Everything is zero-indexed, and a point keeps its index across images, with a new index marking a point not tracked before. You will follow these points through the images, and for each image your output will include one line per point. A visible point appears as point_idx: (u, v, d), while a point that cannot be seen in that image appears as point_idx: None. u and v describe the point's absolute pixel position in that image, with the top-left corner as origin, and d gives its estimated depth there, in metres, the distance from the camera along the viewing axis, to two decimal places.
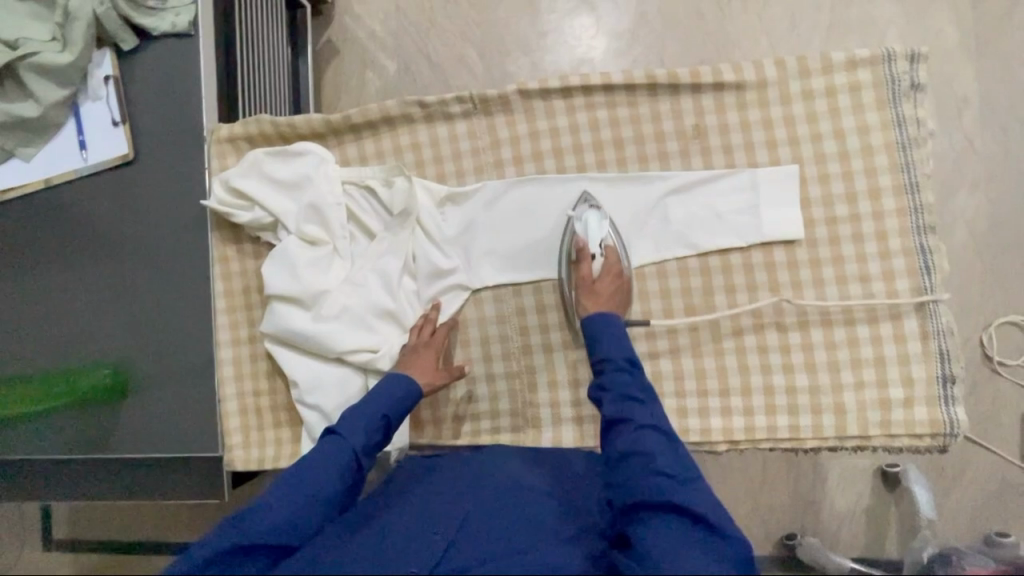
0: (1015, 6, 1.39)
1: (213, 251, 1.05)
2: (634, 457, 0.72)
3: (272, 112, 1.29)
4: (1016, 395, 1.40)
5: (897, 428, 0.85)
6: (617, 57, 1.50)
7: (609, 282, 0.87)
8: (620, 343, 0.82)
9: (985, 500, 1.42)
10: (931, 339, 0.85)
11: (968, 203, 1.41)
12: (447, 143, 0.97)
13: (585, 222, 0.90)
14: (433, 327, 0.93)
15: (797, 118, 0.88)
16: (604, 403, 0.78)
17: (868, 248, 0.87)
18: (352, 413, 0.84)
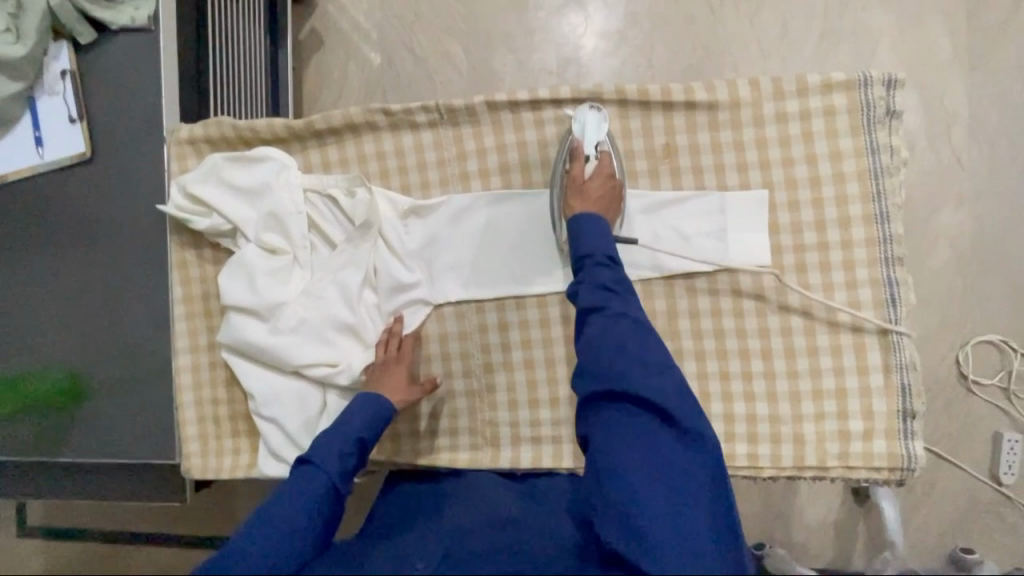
0: (1009, 22, 1.36)
1: (172, 256, 1.01)
2: (605, 340, 0.77)
3: (251, 115, 1.25)
4: (988, 414, 1.40)
5: (855, 460, 0.84)
6: (605, 58, 1.45)
7: (599, 184, 0.86)
8: (603, 237, 0.82)
9: (953, 516, 1.42)
10: (894, 372, 0.84)
11: (952, 221, 1.39)
12: (412, 153, 0.95)
13: (583, 123, 0.88)
14: (399, 340, 0.92)
15: (770, 141, 0.86)
16: (581, 293, 0.80)
17: (835, 277, 0.85)
18: (324, 439, 0.84)
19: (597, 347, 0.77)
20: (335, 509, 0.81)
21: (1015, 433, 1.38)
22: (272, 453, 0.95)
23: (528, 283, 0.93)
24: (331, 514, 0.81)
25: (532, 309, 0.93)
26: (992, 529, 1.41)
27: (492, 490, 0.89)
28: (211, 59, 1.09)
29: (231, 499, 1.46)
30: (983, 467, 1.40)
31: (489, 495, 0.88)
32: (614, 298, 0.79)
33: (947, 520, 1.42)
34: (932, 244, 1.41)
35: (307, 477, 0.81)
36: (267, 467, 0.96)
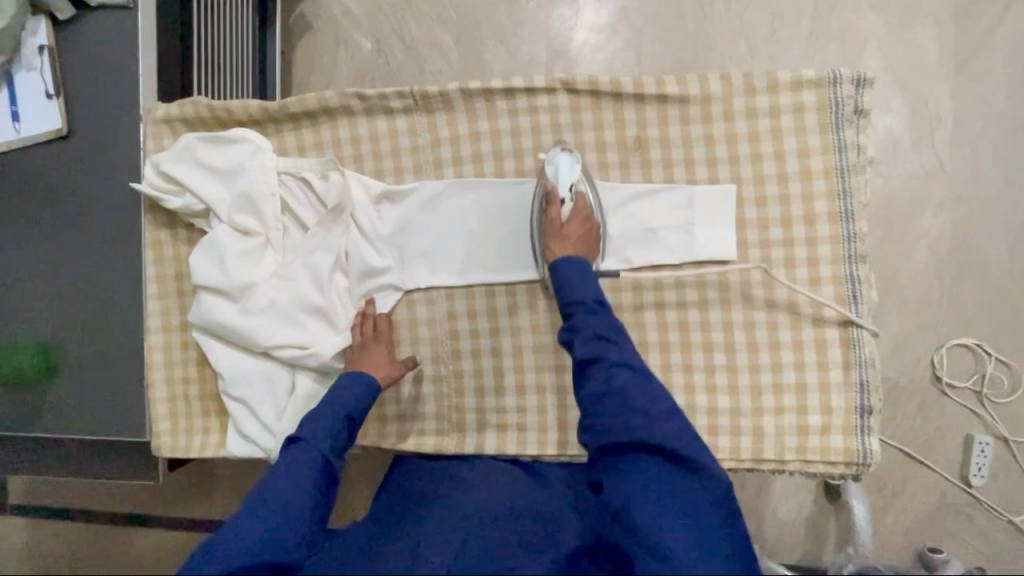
0: (995, 31, 1.36)
1: (146, 236, 1.02)
2: (608, 394, 0.73)
3: (237, 96, 1.23)
4: (959, 418, 1.40)
5: (812, 454, 0.85)
6: (595, 52, 1.43)
7: (577, 226, 0.86)
8: (588, 282, 0.81)
9: (924, 517, 1.42)
10: (853, 368, 0.85)
11: (932, 224, 1.37)
12: (386, 139, 0.95)
13: (556, 165, 0.87)
14: (374, 323, 0.93)
15: (739, 137, 0.87)
16: (575, 344, 0.77)
17: (799, 273, 0.86)
18: (313, 416, 0.83)
19: (599, 401, 0.74)
20: (329, 488, 0.80)
21: (988, 435, 1.38)
22: (240, 432, 0.96)
23: (498, 270, 0.93)
24: (327, 491, 0.79)
25: (501, 297, 0.94)
26: (961, 529, 1.41)
27: (489, 476, 0.88)
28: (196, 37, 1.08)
29: (206, 481, 1.43)
30: (954, 469, 1.41)
31: (487, 481, 0.86)
32: (610, 347, 0.76)
33: (918, 519, 1.42)
34: (912, 246, 1.39)
35: (298, 456, 0.79)
36: (234, 446, 0.97)
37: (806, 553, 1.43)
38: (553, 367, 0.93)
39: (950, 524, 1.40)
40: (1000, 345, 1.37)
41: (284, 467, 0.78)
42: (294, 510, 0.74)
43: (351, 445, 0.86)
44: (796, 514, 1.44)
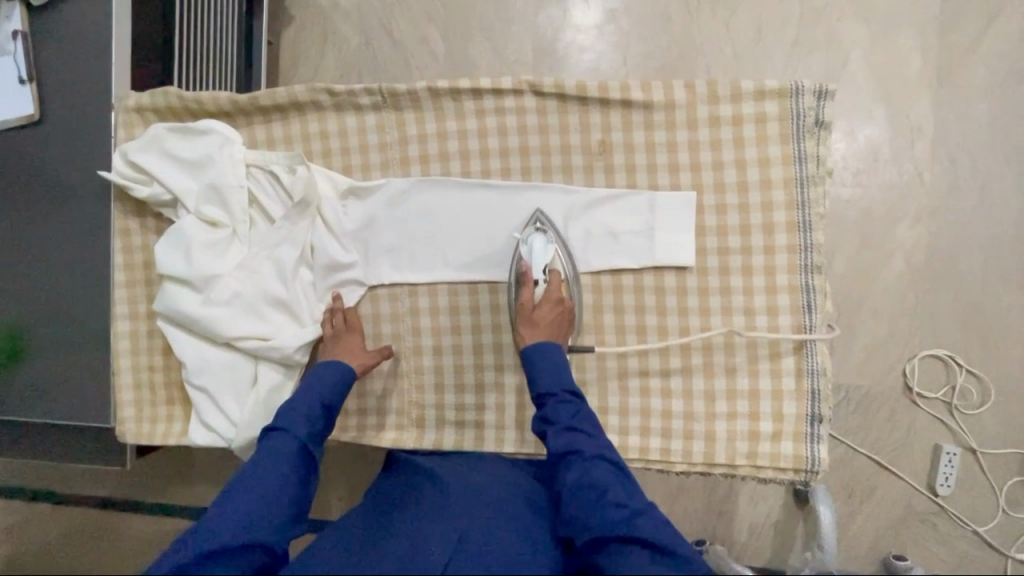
0: (981, 39, 1.31)
1: (114, 223, 1.02)
2: (584, 489, 0.70)
3: (220, 88, 1.22)
4: (930, 429, 1.35)
5: (762, 460, 0.87)
6: (582, 55, 1.39)
7: (549, 309, 0.86)
8: (559, 372, 0.82)
9: (888, 524, 1.38)
10: (805, 377, 0.87)
11: (907, 237, 1.33)
12: (354, 135, 0.96)
13: (530, 246, 0.88)
14: (343, 315, 0.94)
15: (701, 145, 0.88)
16: (549, 435, 0.77)
17: (756, 281, 0.87)
18: (289, 406, 0.84)
19: (578, 494, 0.71)
20: (308, 475, 0.81)
21: (955, 446, 1.33)
22: (202, 421, 0.97)
23: (461, 269, 0.94)
24: (304, 479, 0.80)
25: (463, 295, 0.95)
26: (926, 539, 1.36)
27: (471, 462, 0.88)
28: (178, 24, 1.05)
29: (185, 481, 1.44)
30: (921, 478, 1.36)
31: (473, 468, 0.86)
32: (583, 438, 0.76)
33: (883, 529, 1.38)
34: (888, 256, 1.34)
35: (274, 446, 0.79)
36: (196, 435, 0.98)
37: (772, 558, 1.40)
38: (513, 366, 0.94)
39: (915, 533, 1.37)
40: (972, 358, 1.33)
41: (261, 457, 0.79)
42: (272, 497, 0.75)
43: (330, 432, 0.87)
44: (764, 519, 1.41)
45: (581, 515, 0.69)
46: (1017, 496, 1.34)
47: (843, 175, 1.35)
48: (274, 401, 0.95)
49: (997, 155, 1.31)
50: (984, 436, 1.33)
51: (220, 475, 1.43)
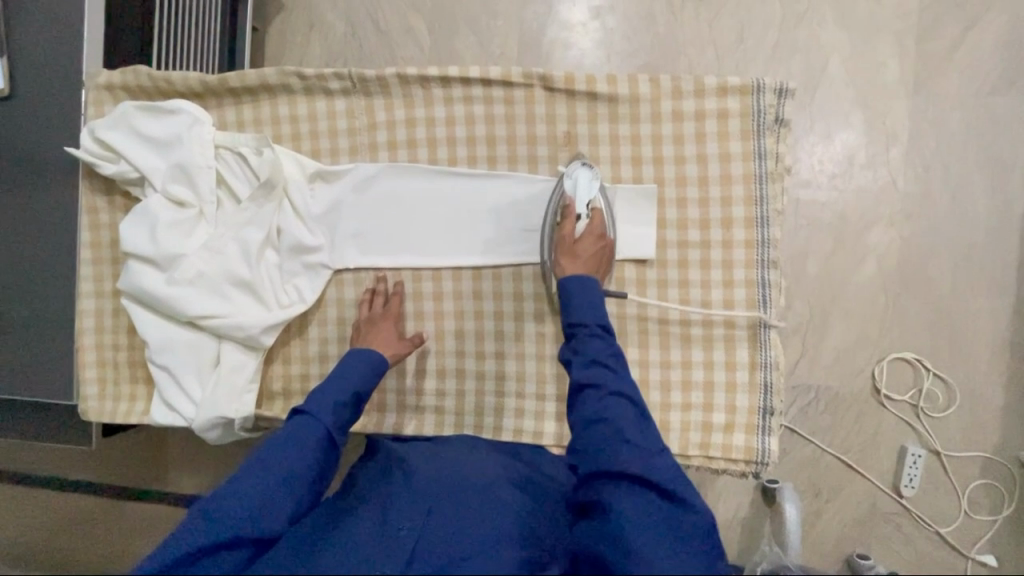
0: (958, 46, 1.32)
1: (81, 201, 1.02)
2: (600, 423, 0.69)
3: (199, 68, 1.17)
4: (898, 431, 1.36)
5: (714, 451, 0.89)
6: (567, 49, 1.38)
7: (590, 245, 0.85)
8: (595, 306, 0.78)
9: (854, 523, 1.37)
10: (758, 369, 0.89)
11: (880, 239, 1.34)
12: (324, 119, 0.97)
13: (575, 179, 0.87)
14: (386, 299, 0.94)
15: (664, 139, 0.89)
16: (574, 366, 0.74)
17: (713, 275, 0.89)
18: (319, 390, 0.81)
19: (591, 428, 0.69)
20: (330, 461, 0.78)
21: (920, 447, 1.34)
22: (164, 400, 0.98)
23: (426, 255, 0.95)
24: (325, 465, 0.77)
25: (426, 282, 0.96)
26: (889, 540, 1.36)
27: (467, 443, 0.88)
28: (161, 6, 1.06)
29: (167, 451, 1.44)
30: (886, 479, 1.36)
31: (474, 449, 0.86)
32: (609, 373, 0.73)
33: (849, 530, 1.38)
34: (861, 259, 1.35)
35: (301, 428, 0.77)
36: (156, 414, 0.98)
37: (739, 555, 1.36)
38: (474, 354, 0.95)
39: (881, 534, 1.36)
40: (939, 362, 1.34)
41: (284, 437, 0.76)
42: (292, 480, 0.73)
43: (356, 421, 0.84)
44: (731, 515, 1.38)
45: (588, 448, 0.68)
46: (978, 499, 1.33)
47: (818, 178, 1.36)
48: (237, 380, 0.95)
49: (969, 163, 1.32)
50: (948, 440, 1.34)
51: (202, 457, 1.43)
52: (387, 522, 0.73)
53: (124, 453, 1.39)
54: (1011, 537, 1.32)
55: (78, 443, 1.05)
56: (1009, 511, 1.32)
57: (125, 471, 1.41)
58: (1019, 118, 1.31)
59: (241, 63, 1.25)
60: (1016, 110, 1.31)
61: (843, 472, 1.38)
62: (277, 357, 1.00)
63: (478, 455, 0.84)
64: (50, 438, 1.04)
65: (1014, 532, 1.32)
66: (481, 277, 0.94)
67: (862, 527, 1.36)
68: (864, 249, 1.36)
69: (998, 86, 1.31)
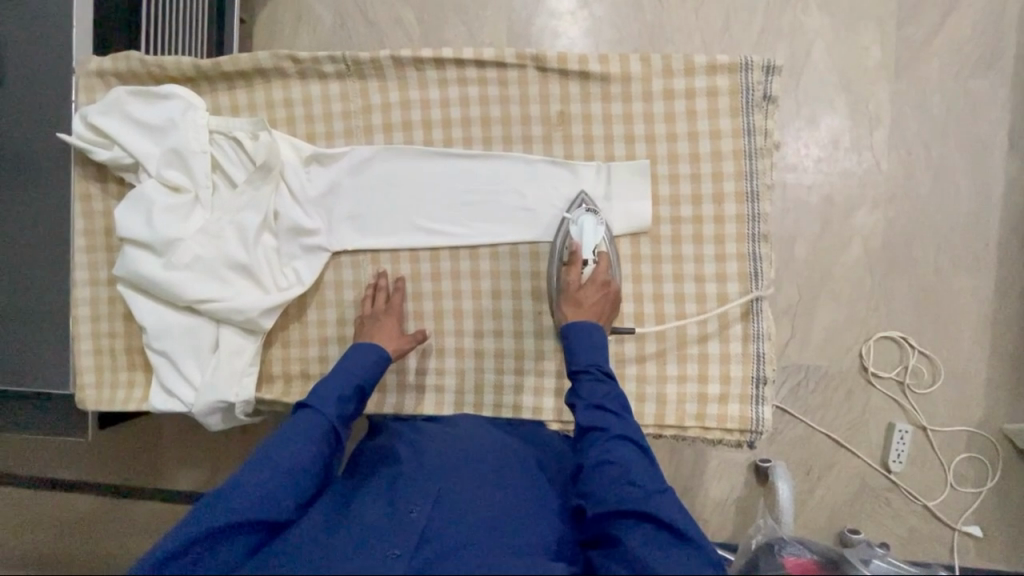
0: (937, 31, 1.36)
1: (74, 188, 1.01)
2: (606, 465, 0.70)
3: (187, 53, 1.16)
4: (886, 407, 1.39)
5: (710, 421, 0.91)
6: (556, 38, 1.39)
7: (594, 292, 0.87)
8: (596, 350, 0.82)
9: (845, 498, 1.41)
10: (751, 341, 0.91)
11: (866, 220, 1.38)
12: (319, 103, 0.97)
13: (581, 225, 0.89)
14: (387, 296, 0.95)
15: (656, 117, 0.91)
16: (578, 411, 0.77)
17: (706, 250, 0.91)
18: (322, 383, 0.83)
19: (600, 471, 0.70)
20: (332, 452, 0.80)
21: (907, 423, 1.38)
22: (162, 385, 0.98)
23: (423, 236, 0.96)
24: (328, 457, 0.79)
25: (425, 262, 0.97)
26: (879, 513, 1.39)
27: (470, 425, 0.90)
28: None
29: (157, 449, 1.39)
30: (875, 455, 1.40)
31: (478, 429, 0.89)
32: (612, 418, 0.75)
33: (840, 504, 1.41)
34: (847, 240, 1.39)
35: (305, 421, 0.78)
36: (155, 399, 0.98)
37: (734, 533, 1.38)
38: (473, 332, 0.96)
39: (870, 508, 1.40)
40: (923, 339, 1.38)
41: (288, 429, 0.77)
42: (296, 471, 0.74)
43: (358, 414, 0.86)
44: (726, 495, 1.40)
45: (597, 490, 0.69)
46: (964, 471, 1.37)
47: (804, 161, 1.39)
48: (238, 363, 0.96)
49: (949, 144, 1.36)
50: (934, 414, 1.38)
51: (191, 450, 1.39)
52: (394, 503, 0.75)
53: (122, 453, 1.39)
54: (995, 506, 1.37)
55: (75, 433, 1.04)
56: (993, 481, 1.36)
57: (124, 468, 1.39)
58: (995, 99, 1.35)
59: (227, 48, 1.24)
60: (993, 93, 1.35)
61: (834, 449, 1.41)
62: (276, 340, 1.01)
63: (476, 436, 0.86)
64: (48, 427, 1.04)
65: (996, 500, 1.37)
66: (479, 256, 0.96)
67: (853, 501, 1.40)
68: (850, 231, 1.39)
69: (975, 69, 1.35)
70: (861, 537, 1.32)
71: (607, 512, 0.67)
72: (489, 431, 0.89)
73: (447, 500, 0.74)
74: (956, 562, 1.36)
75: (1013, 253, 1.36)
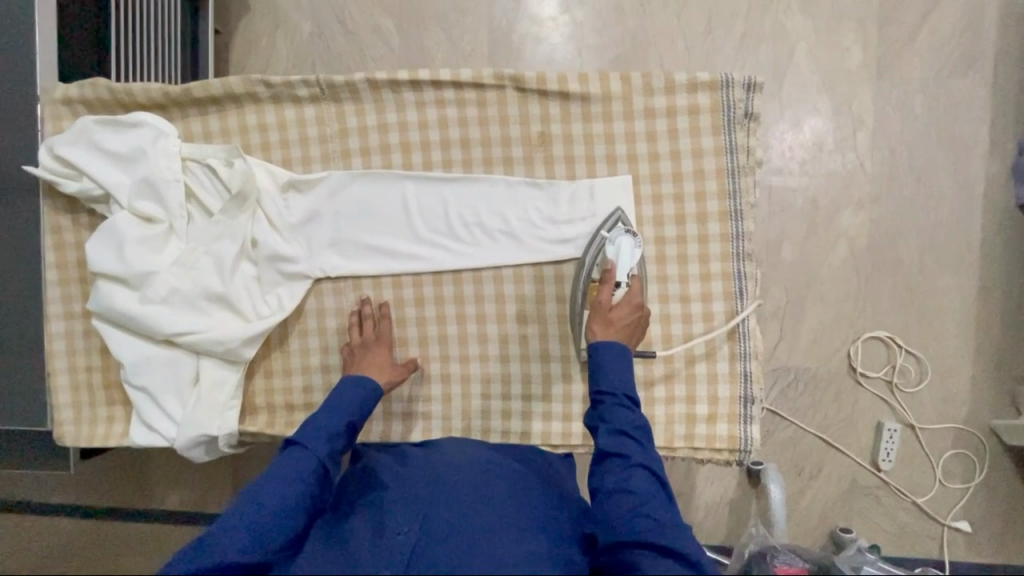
0: (918, 32, 1.35)
1: (44, 221, 0.98)
2: (622, 494, 0.68)
3: (162, 79, 1.14)
4: (875, 409, 1.40)
5: (699, 442, 0.91)
6: (538, 45, 1.37)
7: (626, 313, 0.83)
8: (623, 372, 0.77)
9: (836, 499, 1.41)
10: (738, 360, 0.91)
11: (851, 223, 1.38)
12: (294, 127, 0.95)
13: (618, 246, 0.86)
14: (374, 324, 0.93)
15: (637, 136, 0.90)
16: (599, 434, 0.73)
17: (691, 270, 0.91)
18: (311, 419, 0.80)
19: (615, 500, 0.68)
20: (321, 491, 0.77)
21: (896, 422, 1.38)
22: (143, 421, 0.96)
23: (405, 260, 0.94)
24: (318, 495, 0.77)
25: (407, 288, 0.95)
26: (869, 512, 1.41)
27: (465, 449, 0.89)
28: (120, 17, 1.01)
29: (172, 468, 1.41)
30: (865, 453, 1.41)
31: (474, 453, 0.88)
32: (634, 446, 0.72)
33: (832, 503, 1.42)
34: (833, 243, 1.39)
35: (294, 459, 0.76)
36: (136, 433, 0.96)
37: (728, 535, 1.38)
38: (458, 358, 0.95)
39: (861, 506, 1.41)
40: (910, 340, 1.38)
41: (276, 467, 0.75)
42: (284, 511, 0.72)
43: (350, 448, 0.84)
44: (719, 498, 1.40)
45: (610, 519, 0.67)
46: (952, 469, 1.39)
47: (789, 165, 1.39)
48: (220, 396, 0.94)
49: (931, 147, 1.36)
50: (922, 413, 1.39)
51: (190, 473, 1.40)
52: (382, 535, 0.73)
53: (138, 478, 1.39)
54: (982, 503, 1.39)
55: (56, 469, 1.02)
56: (981, 477, 1.38)
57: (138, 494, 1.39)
58: (977, 100, 1.35)
59: (203, 71, 1.23)
60: (974, 93, 1.35)
61: (824, 450, 1.42)
62: (258, 370, 0.99)
63: (471, 461, 0.85)
64: (25, 462, 1.01)
65: (984, 498, 1.38)
66: (463, 281, 0.94)
67: (844, 500, 1.41)
68: (835, 233, 1.39)
69: (956, 70, 1.35)
70: (853, 535, 1.32)
71: (614, 542, 0.66)
72: (485, 454, 0.88)
73: (436, 532, 0.72)
74: (944, 558, 1.37)
75: (995, 253, 1.36)
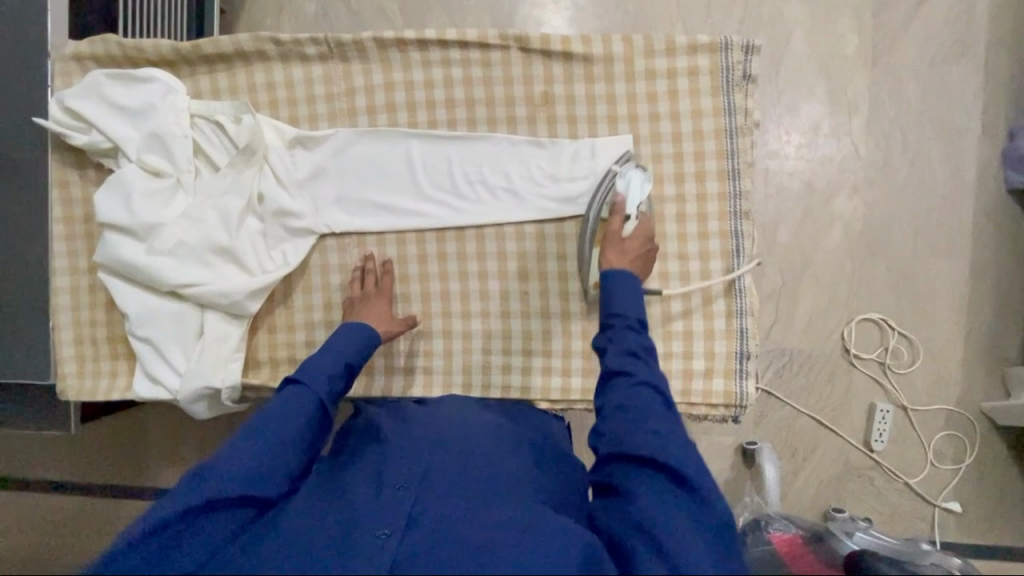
0: (913, 18, 1.38)
1: (51, 174, 0.99)
2: (626, 411, 0.68)
3: (166, 35, 1.12)
4: (869, 387, 1.42)
5: (695, 397, 0.93)
6: (540, 27, 1.39)
7: (636, 245, 0.84)
8: (633, 294, 0.77)
9: (831, 478, 1.43)
10: (734, 317, 0.93)
11: (845, 207, 1.40)
12: (301, 85, 0.97)
13: (628, 179, 0.87)
14: (376, 279, 0.95)
15: (637, 97, 0.93)
16: (607, 354, 0.73)
17: (689, 228, 0.93)
18: (310, 360, 0.82)
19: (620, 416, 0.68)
20: (320, 430, 0.79)
21: (888, 403, 1.40)
22: (146, 373, 0.97)
23: (409, 216, 0.96)
24: (317, 433, 0.78)
25: (410, 245, 0.97)
26: (862, 492, 1.42)
27: (459, 403, 0.91)
28: None
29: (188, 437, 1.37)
30: (858, 435, 1.43)
31: (468, 407, 0.90)
32: (642, 364, 0.72)
33: (827, 481, 1.43)
34: (828, 225, 1.41)
35: (293, 397, 0.77)
36: (138, 386, 0.97)
37: None
38: (459, 314, 0.97)
39: (855, 488, 1.42)
40: (902, 319, 1.41)
41: (275, 404, 0.76)
42: (284, 445, 0.73)
43: (347, 393, 0.85)
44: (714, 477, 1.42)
45: (615, 432, 0.68)
46: (943, 450, 1.41)
47: (785, 147, 1.41)
48: (223, 350, 0.95)
49: (924, 129, 1.39)
50: (914, 393, 1.41)
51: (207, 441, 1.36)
52: (383, 483, 0.74)
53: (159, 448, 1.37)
54: (973, 482, 1.40)
55: (56, 426, 1.03)
56: (971, 458, 1.40)
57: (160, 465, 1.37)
58: (969, 85, 1.38)
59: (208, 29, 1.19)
60: (966, 79, 1.38)
61: (818, 431, 1.44)
62: (262, 326, 1.00)
63: (467, 414, 0.87)
64: (25, 419, 1.02)
65: (975, 476, 1.40)
66: (465, 238, 0.96)
67: (837, 479, 1.42)
68: (830, 216, 1.42)
69: (949, 56, 1.38)
70: (846, 514, 1.32)
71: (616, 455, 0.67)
72: (481, 409, 0.90)
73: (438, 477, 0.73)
74: (936, 538, 1.39)
75: (987, 234, 1.39)
